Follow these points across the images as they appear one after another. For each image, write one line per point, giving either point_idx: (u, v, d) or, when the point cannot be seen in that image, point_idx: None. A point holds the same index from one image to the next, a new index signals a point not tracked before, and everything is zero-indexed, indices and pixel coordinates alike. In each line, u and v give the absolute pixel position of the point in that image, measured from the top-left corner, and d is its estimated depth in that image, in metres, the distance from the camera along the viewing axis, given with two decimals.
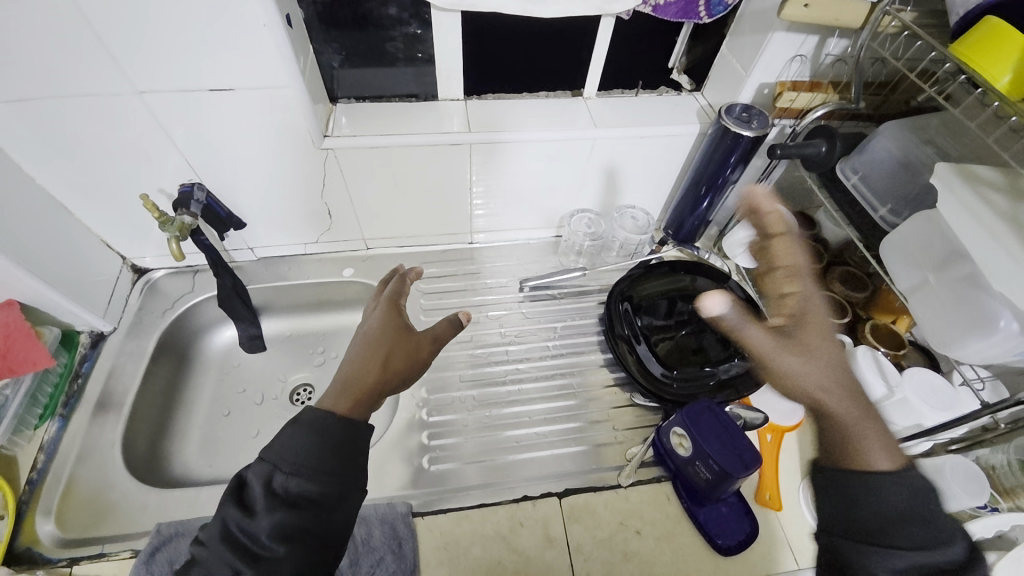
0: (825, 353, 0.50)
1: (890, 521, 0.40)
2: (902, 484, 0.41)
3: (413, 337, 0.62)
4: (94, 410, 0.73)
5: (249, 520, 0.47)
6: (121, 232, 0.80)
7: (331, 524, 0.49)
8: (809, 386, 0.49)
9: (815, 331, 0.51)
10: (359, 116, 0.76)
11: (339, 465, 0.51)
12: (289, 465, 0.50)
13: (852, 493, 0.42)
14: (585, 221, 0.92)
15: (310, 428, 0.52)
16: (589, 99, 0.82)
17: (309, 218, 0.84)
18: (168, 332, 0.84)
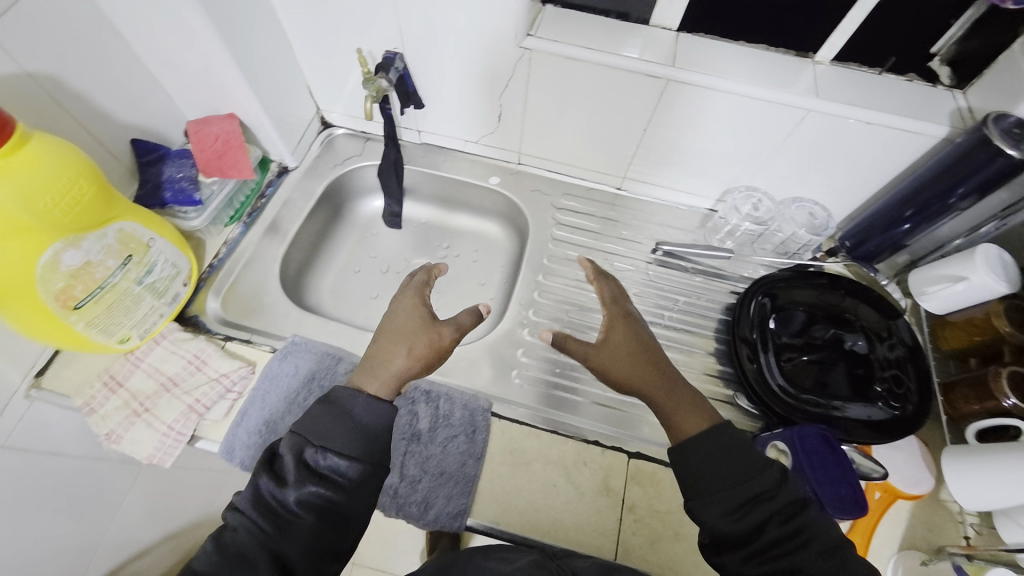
0: (620, 351, 0.62)
1: (704, 470, 0.51)
2: (732, 441, 0.52)
3: (435, 327, 0.61)
4: (268, 227, 0.86)
5: (279, 488, 0.47)
6: (325, 83, 0.88)
7: (350, 507, 0.49)
8: (634, 384, 0.60)
9: (620, 336, 0.63)
10: (564, 23, 0.73)
11: (377, 452, 0.51)
12: (321, 441, 0.50)
13: (706, 457, 0.51)
14: (751, 203, 0.83)
15: (338, 415, 0.51)
16: (819, 65, 0.71)
17: (479, 116, 0.86)
18: (333, 185, 0.94)
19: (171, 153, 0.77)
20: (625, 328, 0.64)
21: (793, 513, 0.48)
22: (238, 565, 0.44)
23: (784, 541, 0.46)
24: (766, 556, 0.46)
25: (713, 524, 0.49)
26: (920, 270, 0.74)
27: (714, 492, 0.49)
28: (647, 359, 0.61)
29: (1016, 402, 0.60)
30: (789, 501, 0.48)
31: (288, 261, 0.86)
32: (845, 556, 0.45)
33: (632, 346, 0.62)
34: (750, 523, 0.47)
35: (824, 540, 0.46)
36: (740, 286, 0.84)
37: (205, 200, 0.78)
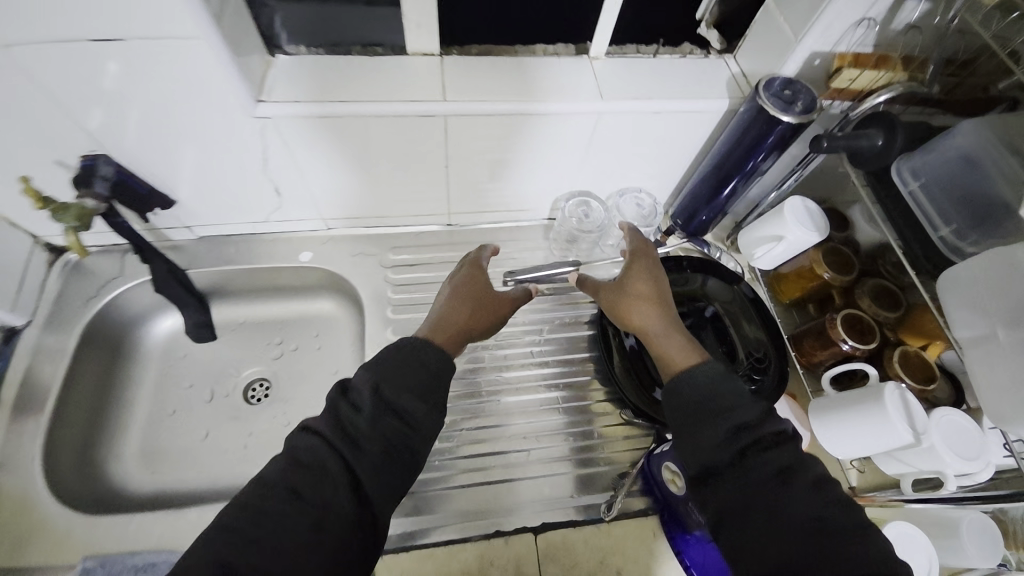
0: (636, 288, 0.63)
1: (700, 403, 0.51)
2: (724, 378, 0.53)
3: (495, 295, 0.65)
4: (11, 417, 0.64)
5: (356, 415, 0.50)
6: (23, 209, 0.66)
7: (415, 447, 0.51)
8: (648, 328, 0.60)
9: (639, 275, 0.64)
10: (307, 77, 0.60)
11: (437, 398, 0.54)
12: (398, 380, 0.53)
13: (699, 390, 0.52)
14: (582, 211, 0.78)
15: (408, 359, 0.54)
16: (596, 60, 0.66)
17: (252, 195, 0.70)
18: (94, 325, 0.73)
19: None
20: (649, 269, 0.64)
21: (774, 443, 0.48)
22: (314, 472, 0.46)
23: (766, 469, 0.46)
24: (747, 479, 0.46)
25: (700, 451, 0.49)
26: (745, 231, 0.75)
27: (703, 424, 0.50)
28: (662, 299, 0.62)
29: (853, 346, 0.64)
30: (770, 430, 0.49)
31: (59, 448, 0.66)
32: (828, 482, 0.46)
33: (650, 289, 0.63)
34: (733, 449, 0.48)
35: (808, 469, 0.47)
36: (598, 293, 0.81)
37: None
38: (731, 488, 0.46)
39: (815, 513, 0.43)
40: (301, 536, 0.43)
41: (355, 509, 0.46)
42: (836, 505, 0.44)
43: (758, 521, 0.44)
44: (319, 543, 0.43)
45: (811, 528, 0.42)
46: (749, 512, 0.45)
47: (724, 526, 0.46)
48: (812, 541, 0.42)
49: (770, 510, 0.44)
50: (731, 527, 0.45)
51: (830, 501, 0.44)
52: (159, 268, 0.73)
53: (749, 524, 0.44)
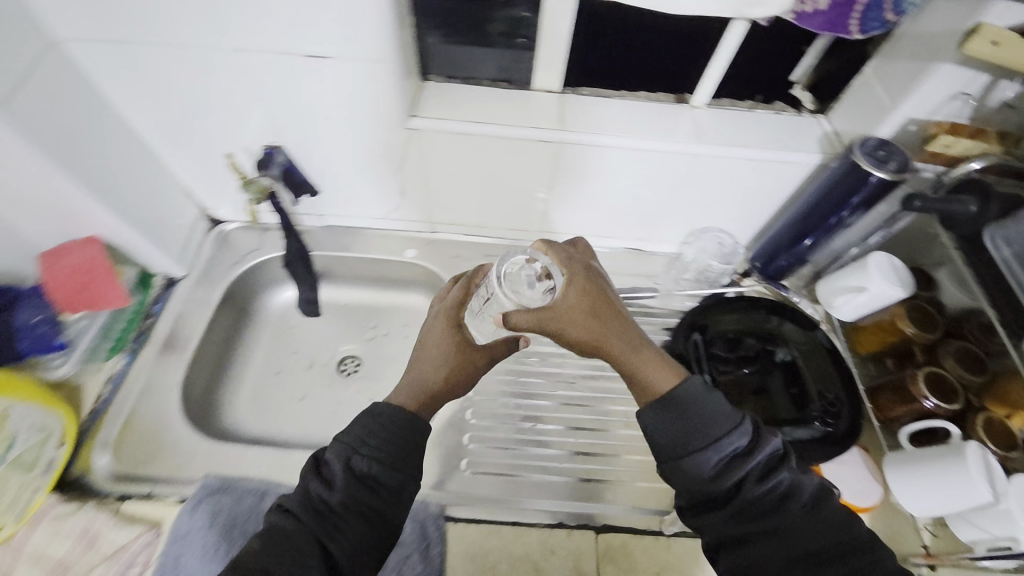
0: (580, 317, 0.52)
1: (684, 431, 0.49)
2: (698, 398, 0.50)
3: (467, 351, 0.60)
4: (161, 350, 0.75)
5: (328, 492, 0.48)
6: (198, 178, 0.79)
7: (390, 510, 0.50)
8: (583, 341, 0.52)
9: (581, 299, 0.52)
10: (447, 99, 0.70)
11: (412, 468, 0.52)
12: (366, 449, 0.51)
13: (682, 417, 0.49)
14: (526, 275, 0.53)
15: (393, 428, 0.52)
16: (696, 109, 0.72)
17: (381, 195, 0.81)
18: (233, 286, 0.85)
19: (22, 293, 0.67)
20: (583, 286, 0.53)
21: (771, 468, 0.48)
22: (286, 556, 0.45)
23: (767, 504, 0.47)
24: (747, 512, 0.47)
25: (694, 484, 0.48)
26: (824, 281, 0.78)
27: (691, 458, 0.48)
28: (595, 313, 0.52)
29: (936, 403, 0.65)
30: (765, 457, 0.48)
31: (191, 384, 0.76)
32: (829, 501, 0.48)
33: (584, 303, 0.53)
34: (727, 484, 0.48)
35: (802, 487, 0.48)
36: (670, 321, 0.86)
37: (72, 339, 0.69)
38: (734, 524, 0.47)
39: (823, 541, 0.46)
40: None
41: None
42: (843, 528, 0.47)
43: (767, 552, 0.46)
44: None
45: (824, 556, 0.45)
46: (752, 543, 0.47)
47: (723, 559, 0.48)
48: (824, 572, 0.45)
49: (779, 536, 0.46)
50: (740, 558, 0.47)
51: (835, 523, 0.47)
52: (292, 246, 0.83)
53: (758, 554, 0.46)
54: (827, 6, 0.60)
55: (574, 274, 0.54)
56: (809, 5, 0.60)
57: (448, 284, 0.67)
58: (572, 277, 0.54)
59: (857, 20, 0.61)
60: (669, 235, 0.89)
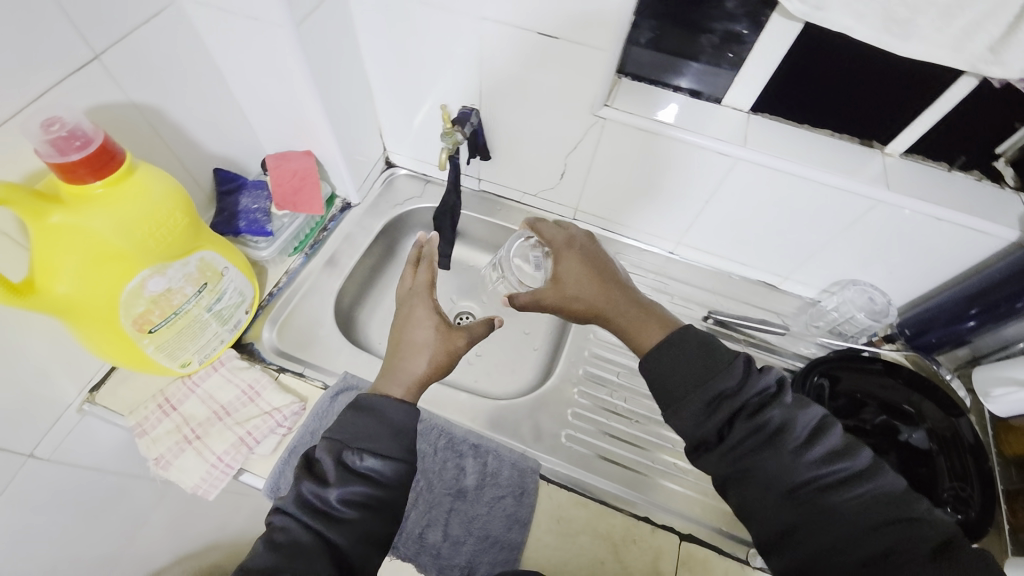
0: (575, 280, 0.66)
1: (678, 371, 0.53)
2: (694, 343, 0.55)
3: (453, 332, 0.63)
4: (324, 265, 0.86)
5: (324, 488, 0.48)
6: (396, 122, 0.91)
7: (396, 499, 0.51)
8: (585, 308, 0.65)
9: (565, 270, 0.67)
10: (636, 97, 0.75)
11: (408, 453, 0.53)
12: (358, 443, 0.51)
13: (676, 359, 0.54)
14: (534, 256, 0.77)
15: (375, 412, 0.53)
16: (888, 157, 0.72)
17: (542, 172, 0.88)
18: (391, 222, 0.96)
19: (247, 184, 0.78)
20: (575, 257, 0.68)
21: (760, 406, 0.50)
22: (295, 555, 0.45)
23: (754, 439, 0.49)
24: (744, 451, 0.49)
25: (689, 431, 0.52)
26: (982, 367, 0.73)
27: (684, 405, 0.51)
28: (596, 275, 0.66)
29: None
30: (753, 394, 0.51)
31: (342, 295, 0.87)
32: (824, 438, 0.49)
33: (578, 273, 0.67)
34: (720, 422, 0.50)
35: (798, 425, 0.49)
36: (792, 363, 0.84)
37: (275, 231, 0.79)
38: (727, 463, 0.50)
39: (814, 472, 0.47)
40: None
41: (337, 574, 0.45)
42: (832, 459, 0.48)
43: (761, 491, 0.48)
44: None
45: (813, 489, 0.47)
46: (751, 478, 0.48)
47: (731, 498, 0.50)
48: (815, 503, 0.46)
49: (771, 475, 0.48)
50: (738, 496, 0.50)
51: (824, 455, 0.48)
52: (448, 200, 0.89)
53: (754, 493, 0.48)
54: None
55: (562, 255, 0.69)
56: None
57: (409, 266, 0.70)
58: (565, 260, 0.68)
59: None
60: (812, 279, 0.86)
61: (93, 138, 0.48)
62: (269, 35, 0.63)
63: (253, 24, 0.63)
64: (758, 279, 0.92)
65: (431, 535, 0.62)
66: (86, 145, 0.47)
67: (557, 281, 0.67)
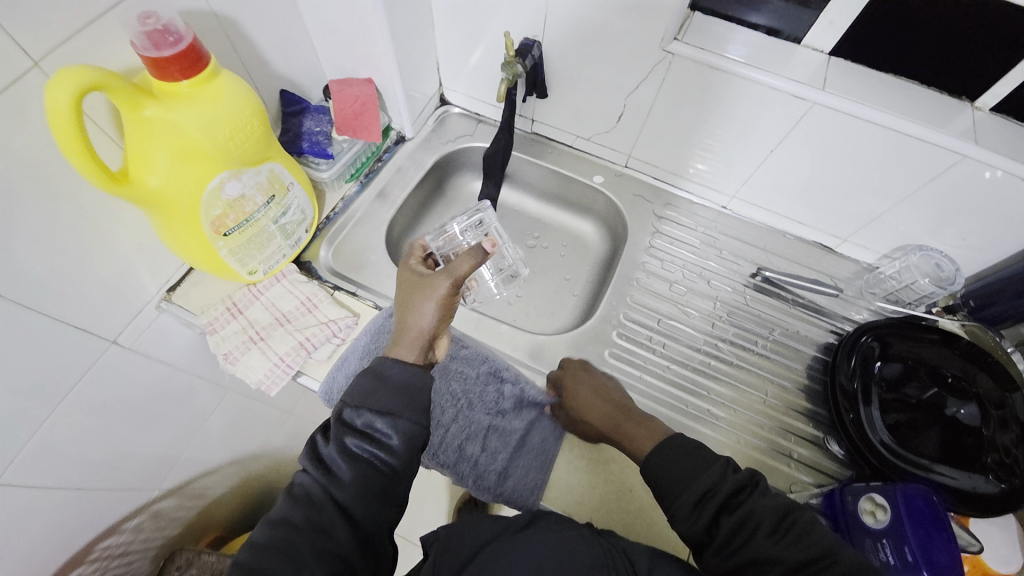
0: (592, 397, 0.64)
1: (661, 482, 0.52)
2: (677, 446, 0.53)
3: (427, 285, 0.59)
4: (378, 194, 0.88)
5: (326, 448, 0.51)
6: (454, 56, 0.90)
7: (396, 454, 0.52)
8: (605, 420, 0.62)
9: (584, 401, 0.64)
10: (708, 33, 0.72)
11: (409, 407, 0.53)
12: (355, 401, 0.53)
13: (663, 460, 0.53)
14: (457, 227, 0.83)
15: (367, 376, 0.54)
16: (978, 111, 0.67)
17: (598, 115, 0.87)
18: (442, 159, 0.97)
19: (310, 108, 0.80)
20: (582, 387, 0.65)
21: (743, 500, 0.49)
22: (305, 510, 0.48)
23: (741, 531, 0.47)
24: (734, 545, 0.47)
25: (685, 533, 0.49)
26: None
27: (674, 508, 0.50)
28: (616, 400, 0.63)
29: None
30: (733, 487, 0.49)
31: (393, 225, 0.89)
32: (807, 530, 0.46)
33: (597, 402, 0.63)
34: (705, 518, 0.48)
35: (782, 513, 0.47)
36: (841, 327, 0.82)
37: (336, 154, 0.81)
38: (722, 556, 0.47)
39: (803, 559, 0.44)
40: (331, 543, 0.46)
41: (344, 527, 0.48)
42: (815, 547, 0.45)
43: None
44: (334, 549, 0.46)
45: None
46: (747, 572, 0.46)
47: None
48: None
49: (766, 565, 0.45)
50: None
51: (811, 547, 0.45)
52: (500, 139, 0.89)
53: None
54: None
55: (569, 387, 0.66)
56: None
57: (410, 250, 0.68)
58: (582, 402, 0.64)
59: None
60: (874, 242, 0.83)
61: (184, 36, 0.50)
62: None
63: None
64: (812, 240, 0.89)
65: (471, 448, 0.68)
66: (177, 42, 0.50)
67: (580, 401, 0.64)
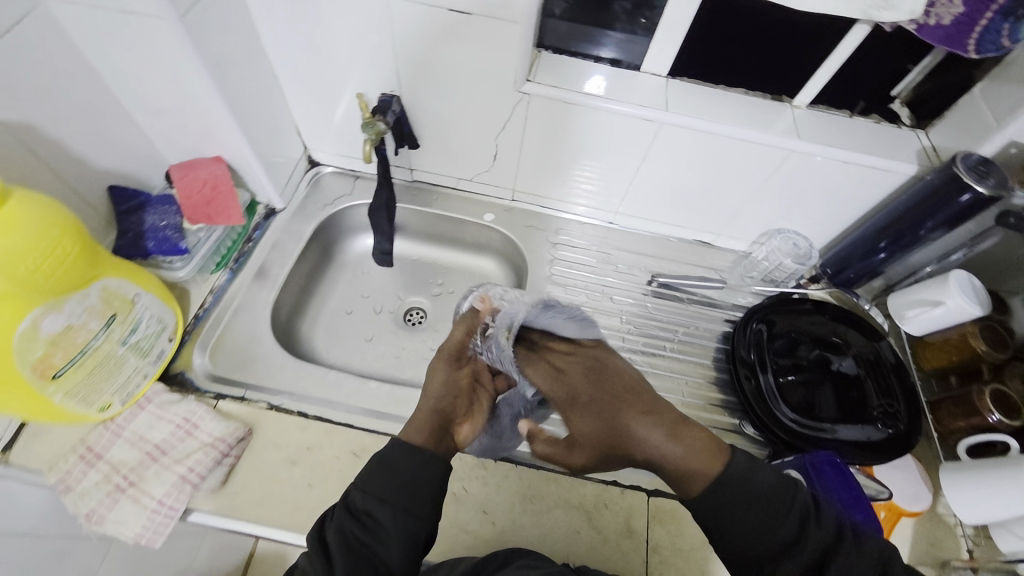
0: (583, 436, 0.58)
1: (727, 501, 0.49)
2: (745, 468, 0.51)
3: (445, 361, 0.63)
4: (255, 276, 0.80)
5: (324, 531, 0.50)
6: (312, 120, 0.85)
7: (389, 557, 0.50)
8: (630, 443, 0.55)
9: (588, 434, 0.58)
10: (558, 68, 0.75)
11: (417, 505, 0.52)
12: (369, 483, 0.52)
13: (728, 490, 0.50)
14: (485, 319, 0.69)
15: (394, 463, 0.53)
16: (797, 109, 0.76)
17: (475, 156, 0.86)
18: (322, 224, 0.90)
19: (152, 200, 0.71)
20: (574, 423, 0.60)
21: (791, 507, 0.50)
22: None
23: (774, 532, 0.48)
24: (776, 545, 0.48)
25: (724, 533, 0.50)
26: (897, 292, 0.80)
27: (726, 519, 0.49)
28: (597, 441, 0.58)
29: (1000, 417, 0.65)
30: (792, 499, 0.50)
31: (279, 307, 0.81)
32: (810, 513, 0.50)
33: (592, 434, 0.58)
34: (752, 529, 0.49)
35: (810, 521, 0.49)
36: (733, 314, 0.88)
37: (191, 248, 0.72)
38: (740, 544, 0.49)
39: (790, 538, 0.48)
40: None
41: None
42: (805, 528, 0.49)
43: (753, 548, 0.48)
44: None
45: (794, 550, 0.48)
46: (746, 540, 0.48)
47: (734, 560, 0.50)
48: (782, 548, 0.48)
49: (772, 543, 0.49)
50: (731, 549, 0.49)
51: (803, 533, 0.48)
52: (380, 195, 0.86)
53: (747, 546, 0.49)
54: (953, 20, 0.59)
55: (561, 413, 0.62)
56: (932, 17, 0.59)
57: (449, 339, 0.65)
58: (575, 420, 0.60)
59: (974, 39, 0.59)
60: (743, 232, 0.91)
61: None
62: (153, 33, 0.57)
63: (130, 21, 0.56)
64: (694, 238, 0.95)
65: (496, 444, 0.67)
66: None
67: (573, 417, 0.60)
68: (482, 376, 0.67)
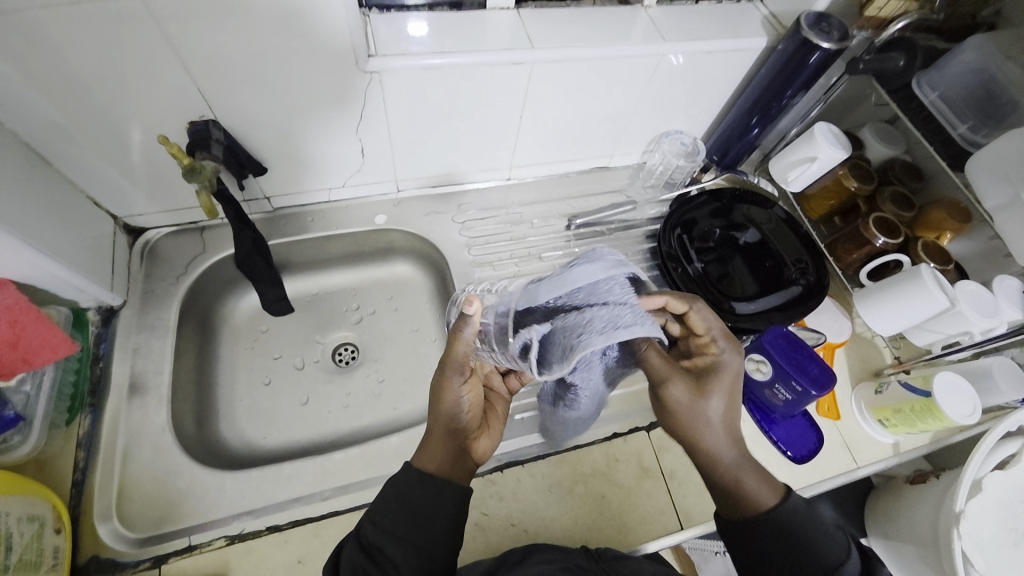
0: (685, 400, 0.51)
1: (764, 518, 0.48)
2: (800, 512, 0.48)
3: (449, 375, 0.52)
4: (130, 400, 0.63)
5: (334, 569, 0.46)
6: (109, 183, 0.65)
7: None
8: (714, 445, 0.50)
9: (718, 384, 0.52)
10: (396, 30, 0.64)
11: (430, 538, 0.47)
12: (381, 510, 0.48)
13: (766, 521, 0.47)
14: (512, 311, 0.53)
15: (405, 485, 0.49)
16: (649, 10, 0.74)
17: (339, 158, 0.73)
18: (186, 301, 0.72)
19: None
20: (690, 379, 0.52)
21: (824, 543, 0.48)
22: None
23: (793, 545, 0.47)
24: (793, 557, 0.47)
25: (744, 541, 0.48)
26: (776, 157, 0.85)
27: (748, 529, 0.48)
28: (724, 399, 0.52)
29: (885, 240, 0.76)
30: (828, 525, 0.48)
31: (179, 420, 0.66)
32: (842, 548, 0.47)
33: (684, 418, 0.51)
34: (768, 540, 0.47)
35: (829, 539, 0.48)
36: (651, 228, 0.90)
37: (23, 411, 0.55)
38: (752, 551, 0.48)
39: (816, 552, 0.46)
40: None
41: None
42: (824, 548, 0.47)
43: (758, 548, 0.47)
44: None
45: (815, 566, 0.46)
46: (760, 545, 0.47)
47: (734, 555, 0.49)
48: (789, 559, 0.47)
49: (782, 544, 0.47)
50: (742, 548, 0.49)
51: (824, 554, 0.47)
52: (244, 240, 0.70)
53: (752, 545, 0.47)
54: None
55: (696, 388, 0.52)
56: None
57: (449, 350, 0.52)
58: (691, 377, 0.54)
59: None
60: (634, 145, 0.91)
61: None
62: None
63: None
64: (592, 166, 0.93)
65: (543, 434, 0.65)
66: None
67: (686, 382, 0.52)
68: (490, 379, 0.64)
